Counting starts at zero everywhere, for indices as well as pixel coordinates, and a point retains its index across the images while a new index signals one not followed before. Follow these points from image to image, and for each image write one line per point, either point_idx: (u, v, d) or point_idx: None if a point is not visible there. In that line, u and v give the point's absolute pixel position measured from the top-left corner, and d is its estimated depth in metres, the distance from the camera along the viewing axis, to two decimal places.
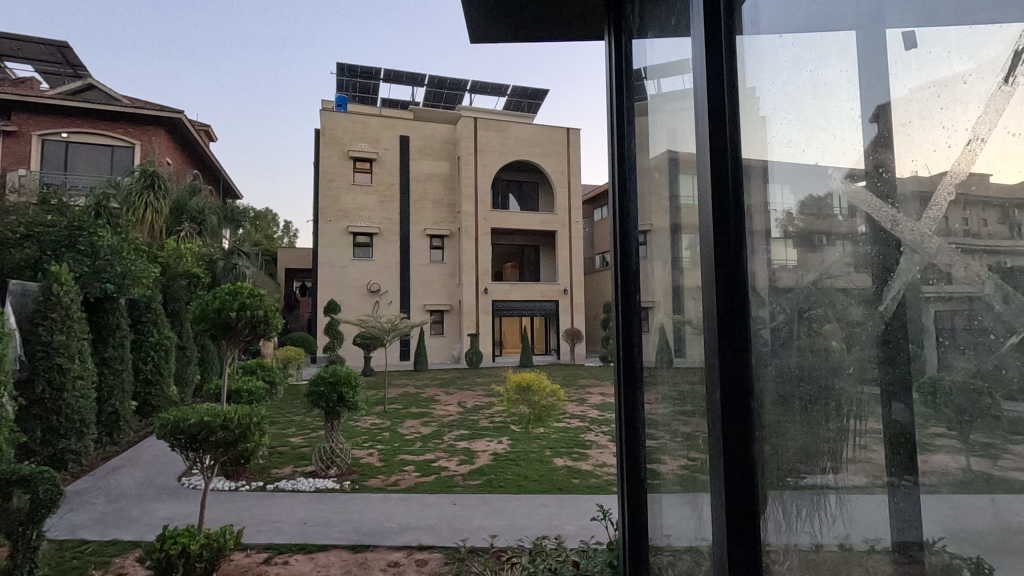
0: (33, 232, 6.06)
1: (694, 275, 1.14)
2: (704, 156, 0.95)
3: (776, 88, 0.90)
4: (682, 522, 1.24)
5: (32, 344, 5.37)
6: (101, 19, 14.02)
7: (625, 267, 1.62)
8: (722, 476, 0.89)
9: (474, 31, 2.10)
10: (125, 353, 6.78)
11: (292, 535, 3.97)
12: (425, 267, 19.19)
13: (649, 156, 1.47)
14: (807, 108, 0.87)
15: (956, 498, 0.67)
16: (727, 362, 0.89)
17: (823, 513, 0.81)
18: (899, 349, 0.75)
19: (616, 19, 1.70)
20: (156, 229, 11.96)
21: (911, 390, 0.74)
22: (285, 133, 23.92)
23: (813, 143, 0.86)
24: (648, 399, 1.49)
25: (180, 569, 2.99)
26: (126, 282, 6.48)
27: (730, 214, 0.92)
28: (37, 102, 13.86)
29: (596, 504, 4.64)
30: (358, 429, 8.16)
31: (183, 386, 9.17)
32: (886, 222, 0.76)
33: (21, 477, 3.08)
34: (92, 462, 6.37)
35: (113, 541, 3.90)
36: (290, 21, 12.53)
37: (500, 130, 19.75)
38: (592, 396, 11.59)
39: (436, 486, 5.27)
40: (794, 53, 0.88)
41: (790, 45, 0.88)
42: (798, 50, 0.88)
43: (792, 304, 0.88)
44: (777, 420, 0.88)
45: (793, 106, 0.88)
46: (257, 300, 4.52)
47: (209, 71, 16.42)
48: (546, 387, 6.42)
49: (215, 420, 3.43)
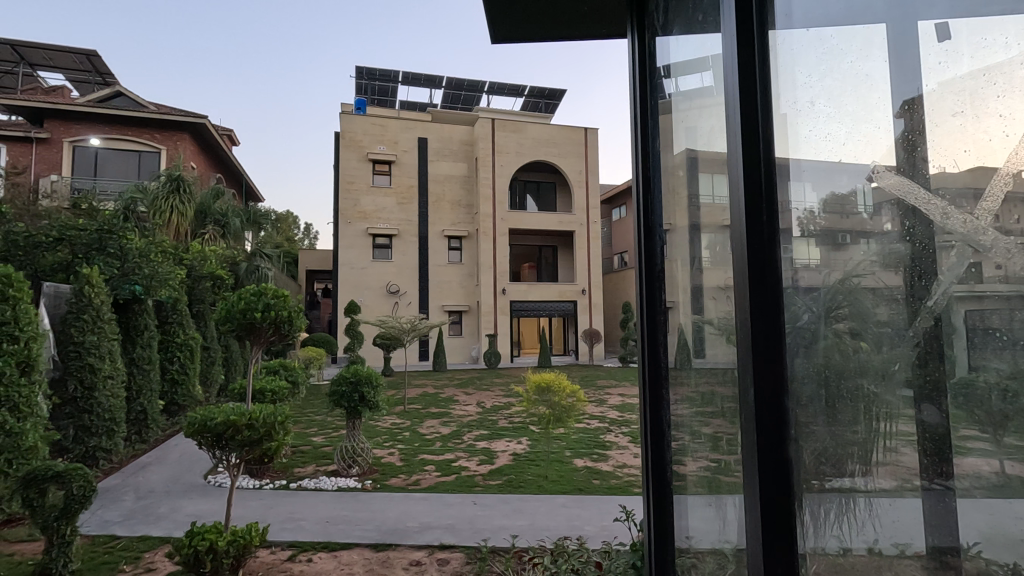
0: (66, 235, 6.17)
1: (716, 274, 1.13)
2: (736, 150, 0.92)
3: (811, 82, 0.87)
4: (706, 525, 1.23)
5: (65, 345, 5.50)
6: (127, 28, 14.31)
7: (649, 268, 1.60)
8: (754, 481, 0.87)
9: (493, 31, 2.11)
10: (153, 353, 6.95)
11: (315, 533, 4.02)
12: (444, 268, 19.28)
13: (671, 153, 1.45)
14: (845, 101, 0.84)
15: (993, 503, 0.66)
16: (761, 362, 0.86)
17: (853, 516, 0.80)
18: (933, 352, 0.74)
19: (639, 16, 1.68)
20: (181, 232, 12.21)
21: (945, 392, 0.73)
22: (305, 137, 24.18)
23: (851, 138, 0.84)
24: (671, 399, 1.46)
25: (207, 566, 3.04)
26: (153, 285, 6.65)
27: (763, 208, 0.89)
28: (68, 109, 14.25)
29: (618, 505, 4.63)
30: (379, 429, 8.23)
31: (208, 386, 9.36)
32: (935, 215, 0.74)
33: (55, 473, 3.18)
34: (122, 460, 6.52)
35: (143, 536, 3.99)
36: (308, 24, 12.67)
37: (518, 130, 19.78)
38: (612, 396, 11.53)
39: (458, 486, 5.29)
40: (829, 45, 0.86)
41: (826, 39, 0.86)
42: (836, 44, 0.86)
43: (819, 304, 0.86)
44: (807, 423, 0.86)
45: (829, 98, 0.86)
46: (281, 301, 4.61)
47: (230, 77, 16.70)
48: (566, 387, 6.40)
49: (240, 418, 3.49)
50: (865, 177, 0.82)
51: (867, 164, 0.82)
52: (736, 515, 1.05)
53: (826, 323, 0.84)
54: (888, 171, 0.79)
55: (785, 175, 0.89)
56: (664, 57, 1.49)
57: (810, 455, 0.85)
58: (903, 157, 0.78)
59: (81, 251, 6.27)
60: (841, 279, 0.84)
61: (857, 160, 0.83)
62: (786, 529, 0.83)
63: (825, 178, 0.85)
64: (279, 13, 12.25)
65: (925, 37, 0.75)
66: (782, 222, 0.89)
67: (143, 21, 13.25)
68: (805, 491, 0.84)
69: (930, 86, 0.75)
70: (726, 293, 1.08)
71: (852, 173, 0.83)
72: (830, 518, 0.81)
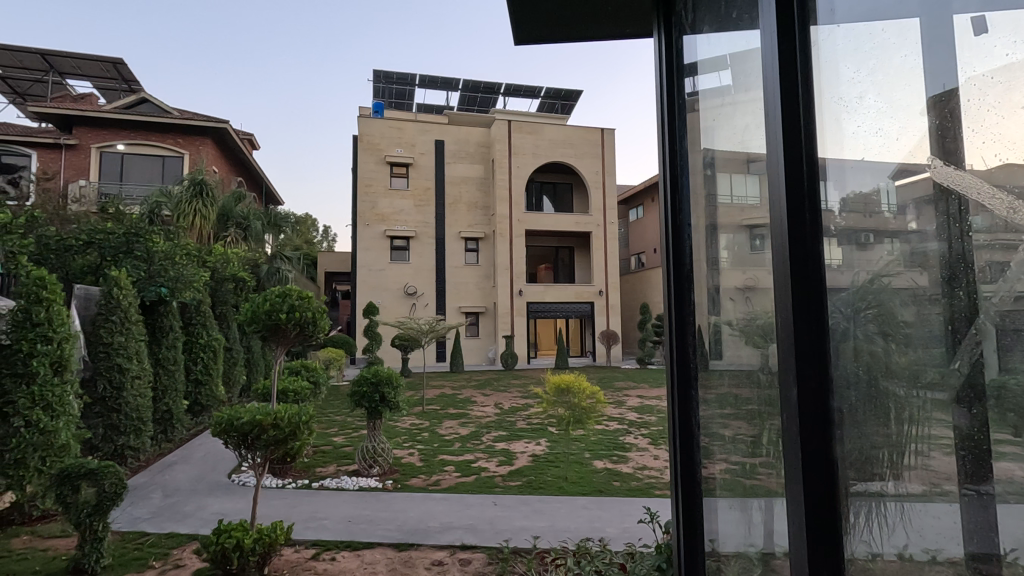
0: (94, 239, 6.36)
1: (743, 275, 1.15)
2: (776, 146, 0.90)
3: (859, 78, 0.86)
4: (732, 527, 1.23)
5: (95, 347, 5.63)
6: (151, 40, 14.61)
7: (678, 265, 1.56)
8: (797, 490, 0.83)
9: (516, 33, 2.12)
10: (178, 354, 7.08)
11: (338, 532, 4.06)
12: (461, 269, 19.35)
13: (699, 150, 1.44)
14: (894, 96, 0.83)
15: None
16: (804, 358, 0.84)
17: (884, 519, 0.80)
18: (969, 352, 0.75)
19: (666, 14, 1.67)
20: (205, 235, 12.46)
21: (982, 401, 0.74)
22: (324, 141, 24.45)
23: (901, 132, 0.82)
24: (697, 398, 1.44)
25: (234, 563, 3.11)
26: (178, 287, 6.71)
27: (804, 205, 0.88)
28: (95, 116, 14.60)
29: (640, 507, 4.60)
30: (399, 429, 8.31)
31: (230, 386, 9.50)
32: (996, 210, 0.72)
33: (89, 470, 3.27)
34: (148, 459, 6.62)
35: (171, 533, 4.07)
36: (328, 27, 12.79)
37: (534, 131, 19.79)
38: (631, 398, 11.47)
39: (478, 486, 5.30)
40: (878, 39, 0.84)
41: (878, 30, 0.84)
42: (883, 37, 0.84)
43: (848, 304, 0.85)
44: (850, 430, 0.83)
45: (878, 93, 0.84)
46: (305, 302, 4.66)
47: (251, 83, 16.90)
48: (585, 388, 6.36)
49: (266, 418, 3.54)
50: (889, 177, 0.83)
51: (891, 164, 0.82)
52: (765, 518, 1.05)
53: (860, 323, 0.84)
54: (944, 164, 0.78)
55: (826, 178, 0.87)
56: (694, 55, 1.48)
57: (847, 457, 0.83)
58: (944, 150, 0.78)
59: (109, 253, 6.42)
60: (869, 279, 0.84)
61: (882, 157, 0.83)
62: (827, 528, 0.81)
63: (866, 175, 0.84)
64: (300, 18, 12.38)
65: (962, 31, 0.77)
66: (818, 220, 0.87)
67: (162, 29, 13.45)
68: (848, 494, 0.82)
69: (963, 79, 0.77)
70: (751, 295, 1.11)
71: (873, 171, 0.84)
72: (859, 522, 0.81)
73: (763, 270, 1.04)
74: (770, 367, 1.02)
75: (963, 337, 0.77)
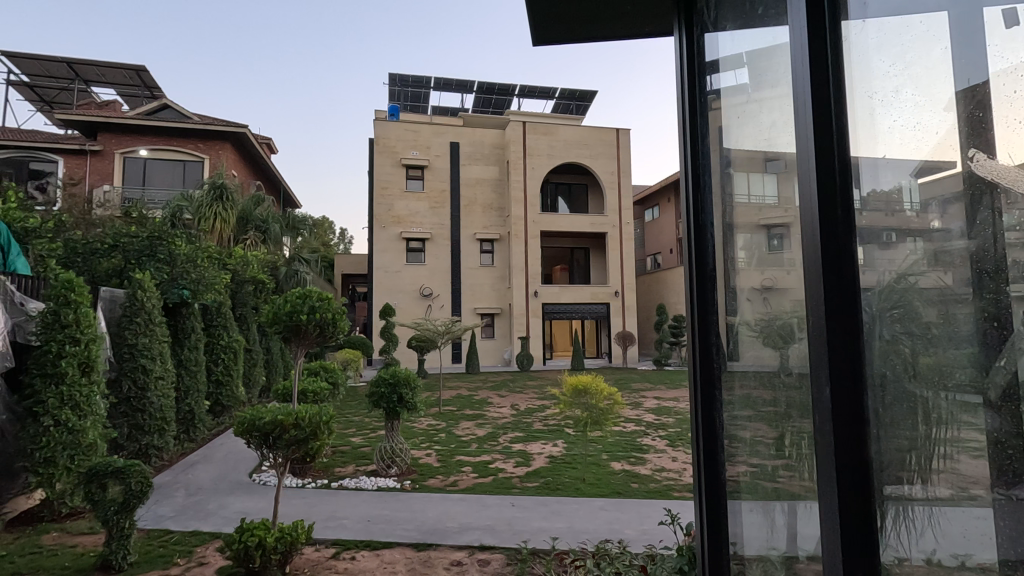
0: (119, 243, 6.42)
1: (765, 277, 1.15)
2: (807, 146, 0.89)
3: (893, 73, 0.84)
4: (754, 530, 1.23)
5: (120, 347, 5.75)
6: (171, 49, 14.84)
7: (700, 266, 1.53)
8: (833, 493, 0.81)
9: (535, 35, 2.13)
10: (199, 355, 7.19)
11: (358, 532, 4.10)
12: (476, 271, 19.39)
13: (720, 146, 1.42)
14: (933, 88, 0.81)
15: None
16: (838, 358, 0.82)
17: (911, 524, 0.79)
18: (1005, 353, 0.74)
19: (688, 10, 1.65)
20: (225, 238, 12.68)
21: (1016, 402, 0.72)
22: (340, 144, 24.70)
23: (939, 129, 0.81)
24: (721, 399, 1.41)
25: (257, 561, 3.17)
26: (200, 289, 6.88)
27: (838, 200, 0.86)
28: (118, 122, 14.91)
29: (661, 509, 4.56)
30: (416, 430, 8.36)
31: (251, 387, 9.64)
32: None
33: (115, 468, 3.33)
34: (172, 459, 6.74)
35: (195, 532, 4.12)
36: (344, 29, 12.89)
37: (550, 132, 19.78)
38: (648, 399, 11.39)
39: (495, 487, 5.31)
40: (915, 32, 0.83)
41: (914, 26, 0.83)
42: (925, 32, 0.82)
43: (875, 306, 0.84)
44: (884, 433, 0.82)
45: (916, 86, 0.83)
46: (325, 303, 4.71)
47: (268, 88, 17.12)
48: (603, 389, 6.32)
49: (287, 418, 3.59)
50: (915, 174, 0.82)
51: (913, 161, 0.82)
52: (788, 520, 1.05)
53: (886, 323, 0.83)
54: (984, 158, 0.76)
55: (859, 179, 0.85)
56: (716, 52, 1.47)
57: (882, 457, 0.82)
58: (978, 145, 0.77)
59: (134, 256, 6.49)
60: (894, 279, 0.83)
61: (911, 154, 0.82)
62: (863, 530, 0.79)
63: (891, 172, 0.83)
64: (315, 21, 12.50)
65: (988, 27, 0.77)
66: (852, 219, 0.86)
67: (182, 36, 13.67)
68: (881, 497, 0.81)
69: (991, 75, 0.76)
70: (768, 295, 1.13)
71: (899, 169, 0.82)
72: (890, 526, 0.80)
73: (783, 270, 1.05)
74: (794, 368, 1.02)
75: (995, 336, 0.75)
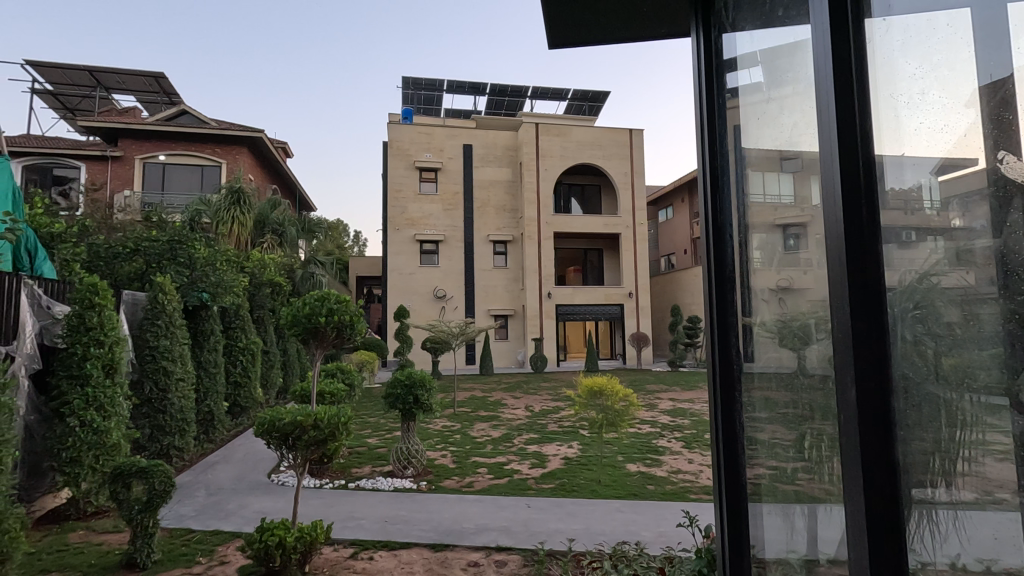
0: (140, 247, 6.53)
1: (781, 279, 1.15)
2: (831, 146, 0.89)
3: (920, 75, 0.84)
4: (775, 533, 1.21)
5: (141, 350, 5.85)
6: (190, 57, 15.11)
7: (720, 267, 1.52)
8: (858, 496, 0.81)
9: (550, 38, 2.14)
10: (218, 357, 7.30)
11: (375, 532, 4.13)
12: (489, 272, 19.43)
13: (740, 144, 1.40)
14: (961, 87, 0.80)
15: None
16: (864, 357, 0.82)
17: (936, 529, 0.79)
18: None
19: (705, 12, 1.65)
20: (242, 241, 12.85)
21: None
22: (355, 147, 24.87)
23: (968, 131, 0.79)
24: (743, 402, 1.40)
25: (277, 561, 3.21)
26: (220, 291, 6.97)
27: (862, 202, 0.86)
28: (138, 129, 15.20)
29: (678, 511, 4.53)
30: (431, 431, 8.40)
31: (269, 388, 9.77)
32: None
33: (140, 468, 3.39)
34: (193, 459, 6.86)
35: (216, 531, 4.19)
36: (364, 34, 13.11)
37: (563, 134, 19.77)
38: (663, 401, 11.30)
39: (511, 489, 5.31)
40: (944, 32, 0.82)
41: (941, 24, 0.82)
42: (953, 29, 0.81)
43: (899, 306, 0.83)
44: (912, 435, 0.81)
45: (941, 87, 0.82)
46: (343, 306, 4.76)
47: (285, 94, 17.31)
48: (618, 390, 6.29)
49: (306, 419, 3.62)
50: (933, 173, 0.82)
51: (934, 158, 0.81)
52: (809, 524, 1.04)
53: (908, 323, 0.83)
54: (1011, 159, 0.75)
55: (883, 177, 0.85)
56: (733, 52, 1.46)
57: (910, 458, 0.81)
58: (1001, 145, 0.76)
59: (154, 260, 6.62)
60: (917, 278, 0.82)
61: (929, 153, 0.82)
62: (890, 533, 0.79)
63: (913, 170, 0.83)
64: (335, 26, 12.70)
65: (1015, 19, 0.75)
66: (879, 218, 0.85)
67: (199, 44, 13.92)
68: (908, 502, 0.80)
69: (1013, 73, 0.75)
70: (782, 297, 1.14)
71: (919, 168, 0.82)
72: (915, 530, 0.79)
73: (799, 271, 1.05)
74: (811, 371, 1.02)
75: None
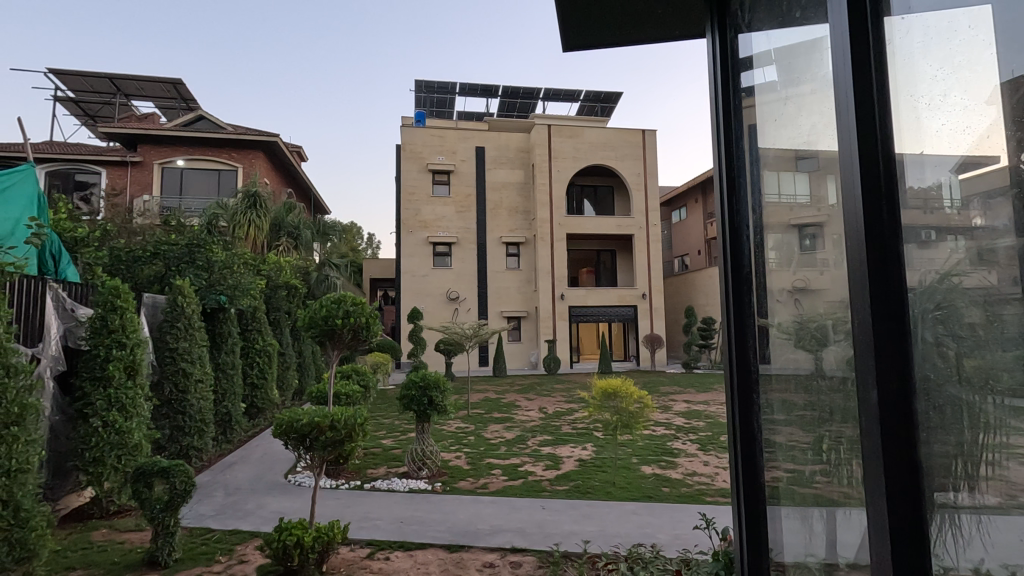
0: (160, 250, 6.59)
1: (799, 280, 1.14)
2: (850, 146, 0.88)
3: (942, 75, 0.84)
4: (794, 536, 1.21)
5: (161, 352, 5.94)
6: (206, 63, 15.31)
7: (735, 268, 1.52)
8: (880, 499, 0.80)
9: (564, 39, 2.14)
10: (235, 359, 7.41)
11: (391, 532, 4.16)
12: (502, 274, 19.45)
13: (756, 143, 1.40)
14: (981, 88, 0.80)
15: None
16: (887, 356, 0.82)
17: (962, 532, 0.78)
18: None
19: (720, 14, 1.65)
20: (258, 244, 13.01)
21: None
22: (368, 150, 25.04)
23: (989, 131, 0.79)
24: (760, 402, 1.39)
25: (295, 560, 3.26)
26: (237, 294, 7.12)
27: (883, 202, 0.85)
28: (157, 134, 15.46)
29: (695, 513, 4.50)
30: (445, 432, 8.43)
31: (286, 389, 9.89)
32: None
33: (161, 468, 3.44)
34: (211, 459, 6.97)
35: (235, 530, 4.24)
36: (377, 37, 13.18)
37: (575, 135, 19.74)
38: (677, 404, 11.18)
39: (525, 490, 5.32)
40: (965, 32, 0.82)
41: (964, 23, 0.82)
42: (975, 31, 0.81)
43: (922, 303, 0.83)
44: (937, 436, 0.80)
45: (964, 88, 0.82)
46: (359, 308, 4.79)
47: (299, 99, 17.49)
48: (632, 392, 6.27)
49: (324, 420, 3.67)
50: (952, 173, 0.82)
51: (955, 157, 0.81)
52: (827, 527, 1.03)
53: (929, 324, 0.82)
54: None
55: (903, 175, 0.84)
56: (749, 50, 1.46)
57: (935, 457, 0.80)
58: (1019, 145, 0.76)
59: (174, 263, 6.68)
60: (938, 278, 0.82)
61: (948, 151, 0.82)
62: (914, 537, 0.78)
63: (934, 169, 0.82)
64: (348, 30, 12.79)
65: None
66: (899, 220, 0.84)
67: (217, 51, 14.12)
68: (931, 505, 0.80)
69: None
70: (798, 298, 1.14)
71: (938, 167, 0.82)
72: (937, 534, 0.79)
73: (816, 271, 1.05)
74: (828, 372, 1.02)
75: None
